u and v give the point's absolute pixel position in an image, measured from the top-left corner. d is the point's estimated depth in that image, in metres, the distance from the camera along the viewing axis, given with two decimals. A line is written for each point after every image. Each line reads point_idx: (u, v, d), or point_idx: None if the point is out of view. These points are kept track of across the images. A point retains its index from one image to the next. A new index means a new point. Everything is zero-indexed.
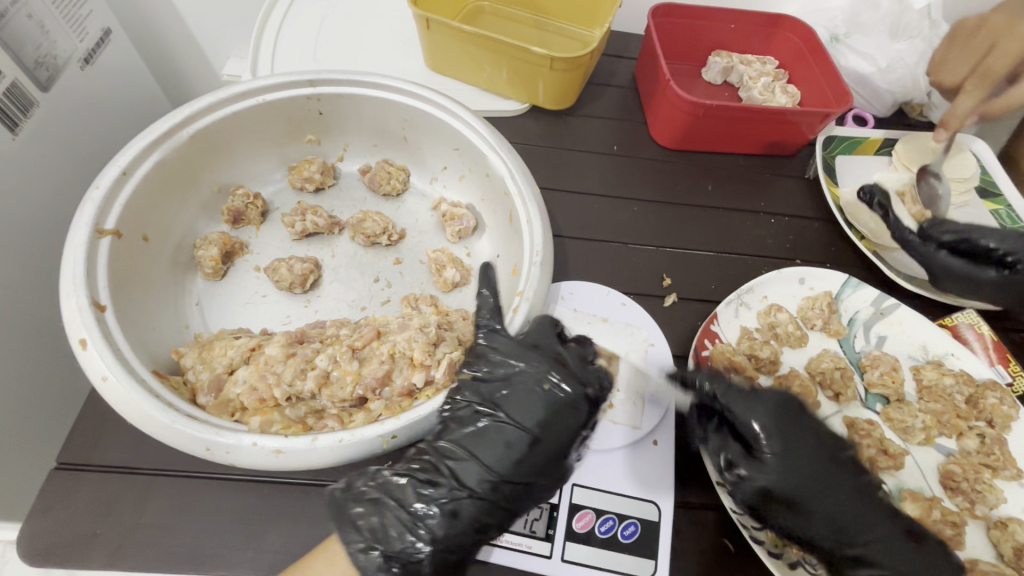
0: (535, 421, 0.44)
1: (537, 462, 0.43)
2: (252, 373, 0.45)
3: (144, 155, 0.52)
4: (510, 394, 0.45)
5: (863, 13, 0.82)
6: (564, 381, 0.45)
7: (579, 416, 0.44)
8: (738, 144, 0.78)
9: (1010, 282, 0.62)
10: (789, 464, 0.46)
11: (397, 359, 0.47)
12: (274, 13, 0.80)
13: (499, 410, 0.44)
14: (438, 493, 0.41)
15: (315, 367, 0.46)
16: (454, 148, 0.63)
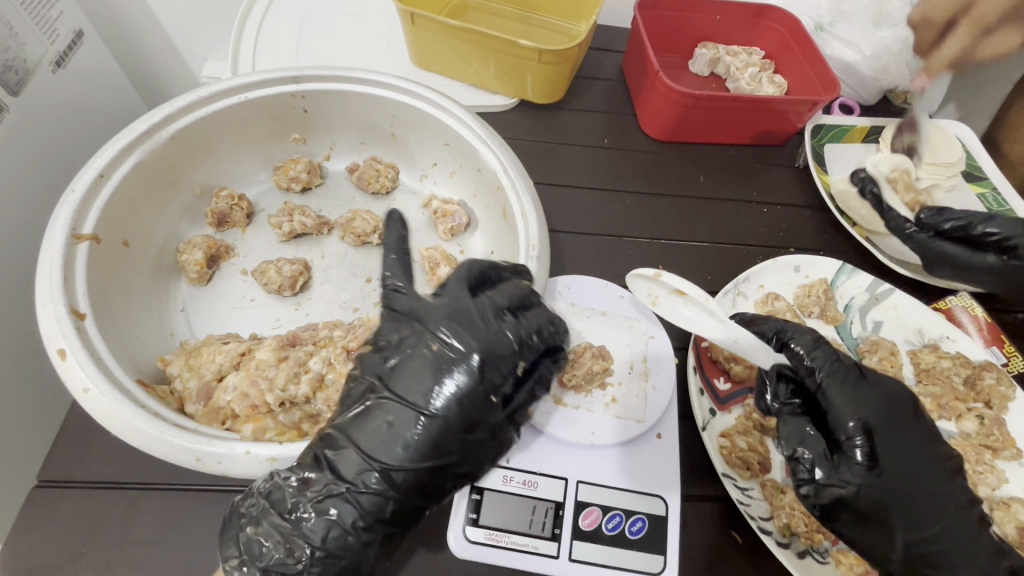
0: (423, 384, 0.39)
1: (430, 428, 0.38)
2: (242, 379, 0.43)
3: (121, 156, 0.50)
4: (403, 359, 0.41)
5: (846, 2, 0.82)
6: (453, 345, 0.40)
7: (471, 381, 0.39)
8: (728, 135, 0.78)
9: (1008, 268, 0.60)
10: (891, 436, 0.45)
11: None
12: (253, 12, 0.79)
13: (385, 387, 0.40)
14: (313, 490, 0.37)
15: (309, 371, 0.44)
16: (444, 143, 0.62)
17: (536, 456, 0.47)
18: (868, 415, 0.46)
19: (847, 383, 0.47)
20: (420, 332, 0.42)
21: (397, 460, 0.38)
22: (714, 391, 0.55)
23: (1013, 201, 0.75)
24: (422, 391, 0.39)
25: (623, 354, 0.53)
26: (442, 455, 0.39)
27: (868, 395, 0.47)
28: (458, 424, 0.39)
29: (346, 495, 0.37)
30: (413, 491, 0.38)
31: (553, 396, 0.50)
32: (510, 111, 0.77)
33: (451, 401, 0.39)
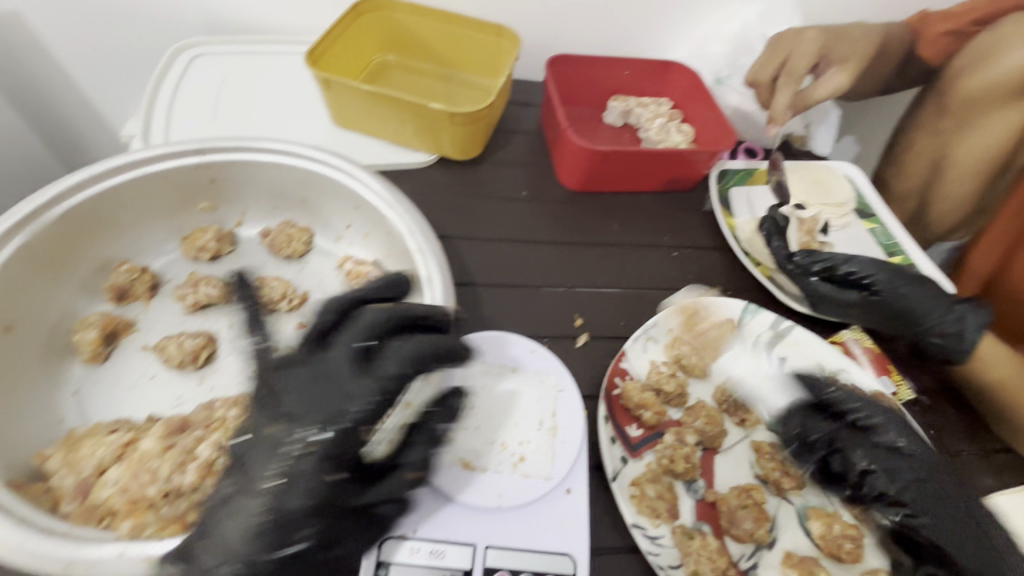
0: (308, 420, 0.43)
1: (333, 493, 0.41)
2: (124, 472, 0.42)
3: (7, 239, 0.49)
4: (295, 399, 0.44)
5: (743, 58, 0.91)
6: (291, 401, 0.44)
7: (355, 417, 0.43)
8: (640, 183, 0.82)
9: (869, 302, 0.68)
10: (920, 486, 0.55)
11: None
12: (168, 79, 0.80)
13: (283, 420, 0.44)
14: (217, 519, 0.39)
15: (197, 458, 0.43)
16: (355, 207, 0.63)
17: (445, 523, 0.47)
18: (903, 436, 0.58)
19: (889, 416, 0.59)
20: (337, 397, 0.44)
21: (287, 502, 0.40)
22: (626, 438, 0.57)
23: (898, 235, 0.82)
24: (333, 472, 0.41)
25: (533, 410, 0.54)
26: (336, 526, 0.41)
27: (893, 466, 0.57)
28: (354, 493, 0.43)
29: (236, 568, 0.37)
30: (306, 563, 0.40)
31: (462, 460, 0.50)
32: (431, 167, 0.80)
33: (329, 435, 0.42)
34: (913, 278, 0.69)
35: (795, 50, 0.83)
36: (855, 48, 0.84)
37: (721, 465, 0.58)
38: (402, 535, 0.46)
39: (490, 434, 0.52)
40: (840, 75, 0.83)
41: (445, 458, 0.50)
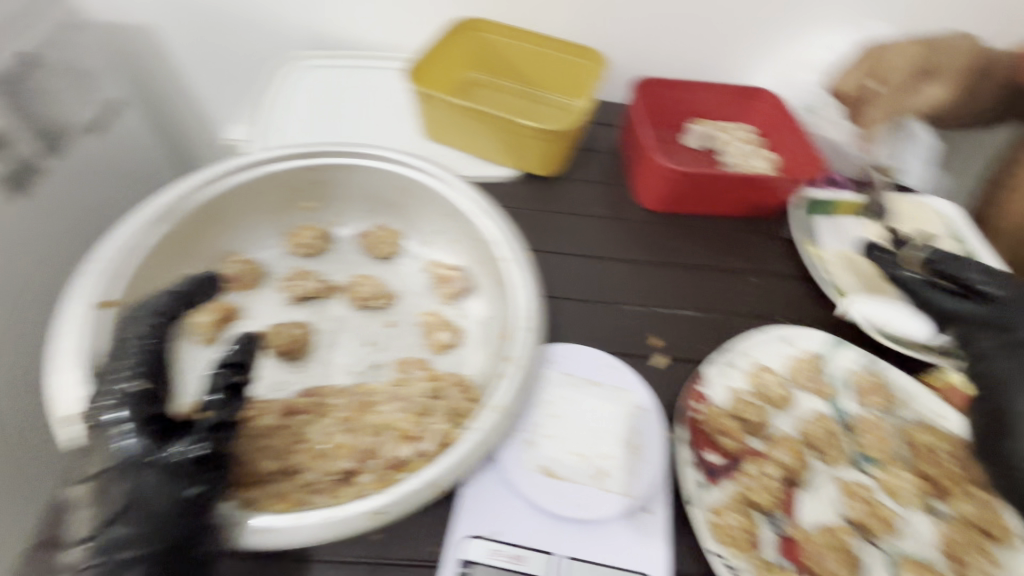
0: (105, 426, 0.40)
1: (127, 492, 0.39)
2: (244, 446, 0.46)
3: (148, 229, 0.55)
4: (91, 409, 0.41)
5: (831, 86, 0.89)
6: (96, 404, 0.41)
7: (135, 409, 0.41)
8: (720, 207, 0.81)
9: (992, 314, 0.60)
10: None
11: (387, 431, 0.48)
12: (274, 87, 0.86)
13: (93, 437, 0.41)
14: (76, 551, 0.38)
15: (308, 440, 0.47)
16: (446, 214, 0.65)
17: (527, 530, 0.48)
18: None
19: None
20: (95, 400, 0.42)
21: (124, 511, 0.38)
22: (706, 464, 0.56)
23: None
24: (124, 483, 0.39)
25: (614, 426, 0.53)
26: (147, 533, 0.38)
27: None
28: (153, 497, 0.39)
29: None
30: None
31: (545, 468, 0.50)
32: (512, 181, 0.82)
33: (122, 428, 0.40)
34: None
35: (890, 59, 0.81)
36: (957, 57, 0.80)
37: (805, 501, 0.56)
38: (485, 537, 0.47)
39: (575, 446, 0.52)
40: (934, 89, 0.81)
41: (528, 463, 0.50)
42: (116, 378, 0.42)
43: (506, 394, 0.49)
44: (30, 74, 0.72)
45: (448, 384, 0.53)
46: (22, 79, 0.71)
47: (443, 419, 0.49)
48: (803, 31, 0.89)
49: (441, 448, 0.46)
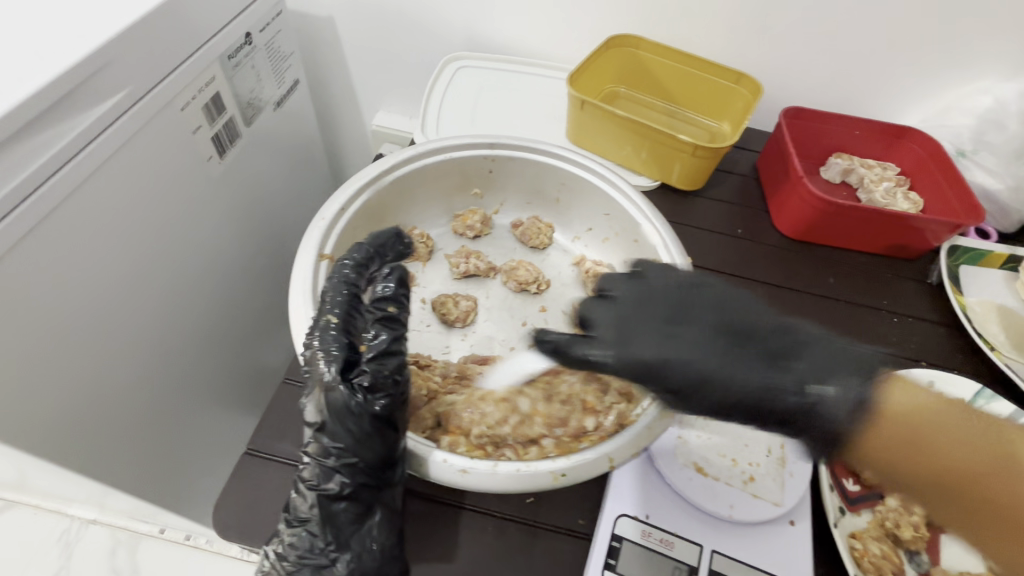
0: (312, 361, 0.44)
1: (323, 420, 0.43)
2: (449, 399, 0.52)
3: (357, 194, 0.61)
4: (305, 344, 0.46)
5: (989, 133, 0.86)
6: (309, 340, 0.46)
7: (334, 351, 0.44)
8: (863, 242, 0.81)
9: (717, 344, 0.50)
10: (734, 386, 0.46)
11: (574, 401, 0.53)
12: (440, 81, 0.94)
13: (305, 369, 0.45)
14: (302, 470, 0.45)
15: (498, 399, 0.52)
16: (603, 213, 0.70)
17: (675, 518, 0.50)
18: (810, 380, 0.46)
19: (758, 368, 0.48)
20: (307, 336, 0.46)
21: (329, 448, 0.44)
22: (844, 490, 0.57)
23: None
24: (320, 410, 0.43)
25: (761, 437, 0.55)
26: (347, 452, 0.44)
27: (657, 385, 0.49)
28: (345, 428, 0.43)
29: (311, 516, 0.45)
30: (363, 500, 0.45)
31: (695, 464, 0.53)
32: (651, 192, 0.85)
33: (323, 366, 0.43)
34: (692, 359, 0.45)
35: None
36: None
37: (947, 546, 0.55)
38: (635, 517, 0.50)
39: (723, 445, 0.54)
40: None
41: (679, 457, 0.53)
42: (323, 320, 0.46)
43: None
44: (248, 53, 0.83)
45: None
46: (242, 57, 0.82)
47: (620, 399, 0.54)
48: (967, 75, 0.88)
49: (617, 426, 0.51)
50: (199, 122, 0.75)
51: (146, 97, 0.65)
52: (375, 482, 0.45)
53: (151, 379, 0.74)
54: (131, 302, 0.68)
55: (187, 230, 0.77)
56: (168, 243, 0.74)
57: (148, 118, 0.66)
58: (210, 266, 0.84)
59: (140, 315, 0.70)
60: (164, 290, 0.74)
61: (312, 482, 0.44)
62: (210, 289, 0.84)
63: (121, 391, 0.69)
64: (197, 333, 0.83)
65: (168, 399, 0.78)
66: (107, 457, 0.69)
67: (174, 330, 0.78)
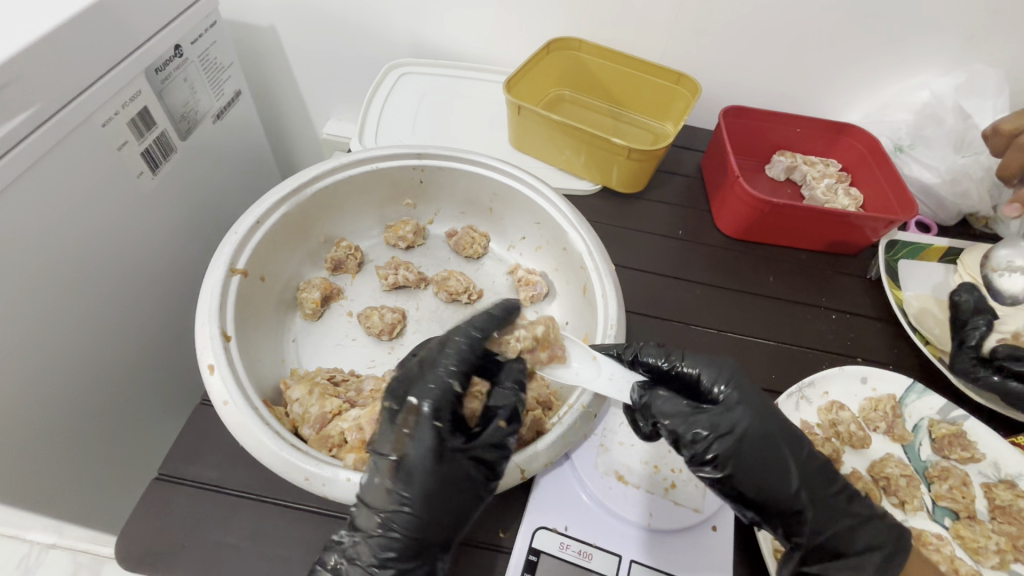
0: (415, 389, 0.46)
1: (391, 442, 0.44)
2: (362, 413, 0.50)
3: (275, 207, 0.60)
4: (406, 375, 0.47)
5: (927, 128, 0.87)
6: (412, 382, 0.46)
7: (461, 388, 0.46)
8: (801, 240, 0.81)
9: (721, 413, 0.46)
10: (752, 445, 0.45)
11: None
12: (381, 88, 0.93)
13: (401, 397, 0.46)
14: (376, 500, 0.42)
15: None
16: (535, 222, 0.69)
17: (595, 529, 0.50)
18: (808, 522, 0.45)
19: (764, 456, 0.45)
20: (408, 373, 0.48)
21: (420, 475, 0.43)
22: None
23: None
24: (390, 433, 0.45)
25: None
26: (421, 470, 0.43)
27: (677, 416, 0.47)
28: (429, 439, 0.44)
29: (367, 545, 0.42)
30: (418, 527, 0.42)
31: (616, 472, 0.53)
32: (592, 195, 0.85)
33: (432, 392, 0.45)
34: (773, 433, 0.46)
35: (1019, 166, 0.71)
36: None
37: None
38: (554, 530, 0.50)
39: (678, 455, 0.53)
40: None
41: (600, 467, 0.53)
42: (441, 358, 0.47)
43: (589, 395, 0.52)
44: (179, 65, 0.82)
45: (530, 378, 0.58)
46: (172, 69, 0.80)
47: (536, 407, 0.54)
48: (903, 72, 0.88)
49: (534, 435, 0.52)
50: (126, 137, 0.73)
51: (64, 113, 0.62)
52: (434, 502, 0.42)
53: (87, 401, 0.73)
54: (60, 324, 0.66)
55: (116, 248, 0.74)
56: (101, 263, 0.72)
57: (67, 135, 0.64)
58: (150, 284, 0.82)
59: (71, 337, 0.68)
60: (96, 309, 0.72)
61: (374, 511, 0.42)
62: (149, 306, 0.82)
63: (52, 416, 0.67)
64: (136, 352, 0.81)
65: (105, 420, 0.77)
66: (36, 484, 0.67)
67: (110, 351, 0.76)
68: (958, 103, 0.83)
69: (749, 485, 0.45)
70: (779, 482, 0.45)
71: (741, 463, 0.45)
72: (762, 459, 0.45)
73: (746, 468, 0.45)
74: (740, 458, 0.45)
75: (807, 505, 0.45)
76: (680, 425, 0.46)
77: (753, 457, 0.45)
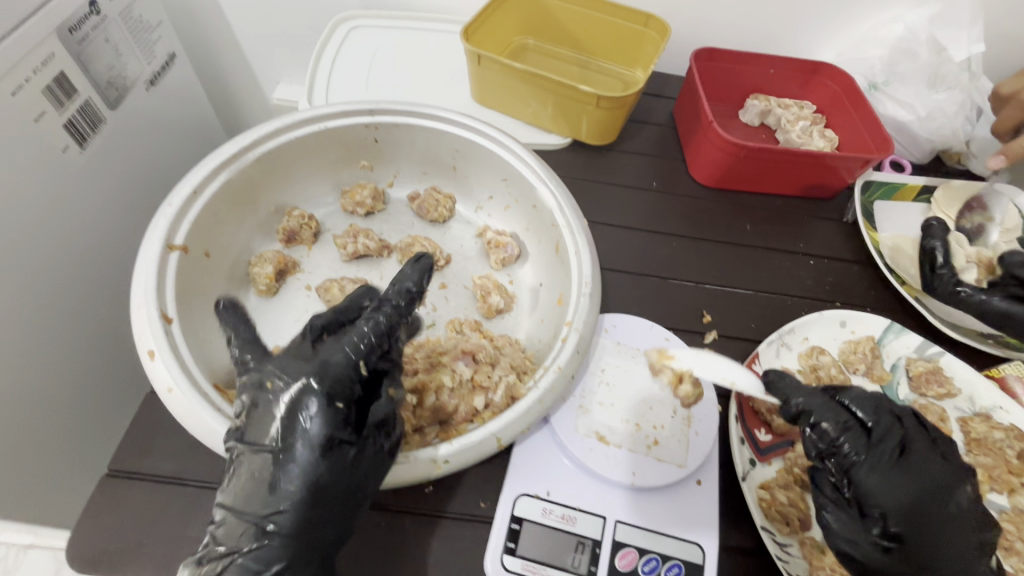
0: (297, 371, 0.41)
1: (265, 434, 0.39)
2: None
3: (213, 174, 0.54)
4: (294, 359, 0.42)
5: (901, 63, 0.84)
6: (298, 369, 0.41)
7: (347, 371, 0.42)
8: (777, 185, 0.79)
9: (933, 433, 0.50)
10: (927, 502, 0.46)
11: (461, 383, 0.50)
12: (330, 44, 0.86)
13: (279, 384, 0.41)
14: (251, 495, 0.38)
15: None
16: (502, 178, 0.65)
17: (577, 492, 0.49)
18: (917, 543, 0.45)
19: (932, 471, 0.47)
20: (291, 359, 0.42)
21: (299, 465, 0.39)
22: (755, 441, 0.54)
23: None
24: (263, 421, 0.40)
25: (666, 400, 0.54)
26: (302, 461, 0.39)
27: (898, 469, 0.47)
28: (322, 432, 0.40)
29: (234, 555, 0.38)
30: (302, 528, 0.38)
31: (597, 433, 0.51)
32: (562, 149, 0.81)
33: (320, 374, 0.41)
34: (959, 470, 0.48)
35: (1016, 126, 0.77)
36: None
37: None
38: (536, 496, 0.48)
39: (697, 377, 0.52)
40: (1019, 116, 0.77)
41: (580, 429, 0.51)
42: (336, 343, 0.43)
43: (566, 355, 0.49)
44: (97, 24, 0.72)
45: (504, 343, 0.56)
46: (90, 29, 0.71)
47: (508, 372, 0.51)
48: (878, 4, 0.85)
49: (507, 402, 0.48)
50: (41, 106, 0.63)
51: None
52: (320, 492, 0.39)
53: (62, 404, 0.68)
54: (6, 326, 0.60)
55: (57, 241, 0.66)
56: (43, 255, 0.65)
57: None
58: (107, 273, 0.76)
59: (26, 338, 0.63)
60: (50, 305, 0.66)
61: (242, 516, 0.38)
62: (113, 298, 0.77)
63: (20, 424, 0.62)
64: (105, 348, 0.76)
65: (86, 421, 0.73)
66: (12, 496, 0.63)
67: (76, 350, 0.70)
68: (934, 35, 0.80)
69: (888, 492, 0.46)
70: (927, 489, 0.46)
71: (911, 467, 0.47)
72: (926, 474, 0.47)
73: (911, 475, 0.47)
74: (906, 515, 0.46)
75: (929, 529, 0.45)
76: (897, 426, 0.49)
77: (928, 468, 0.47)
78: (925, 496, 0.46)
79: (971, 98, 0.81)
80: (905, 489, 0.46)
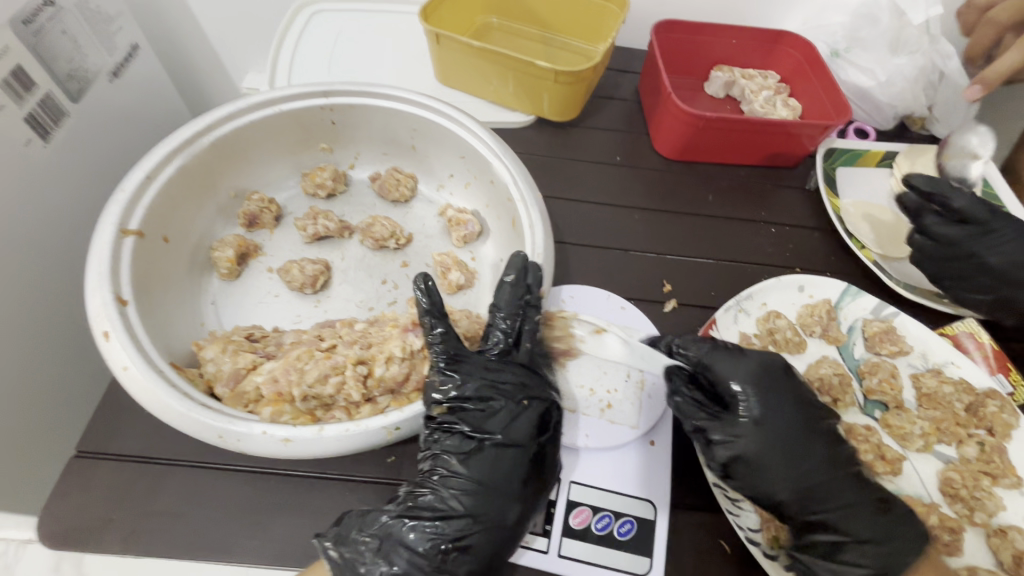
0: (502, 387, 0.47)
1: (509, 425, 0.45)
2: (279, 367, 0.48)
3: (167, 160, 0.55)
4: (490, 380, 0.47)
5: (863, 29, 0.84)
6: (520, 386, 0.47)
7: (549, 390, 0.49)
8: (738, 156, 0.80)
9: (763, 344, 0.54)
10: (771, 399, 0.48)
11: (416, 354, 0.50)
12: (292, 29, 0.85)
13: (474, 400, 0.46)
14: (448, 492, 0.43)
15: (337, 373, 0.48)
16: (460, 156, 0.66)
17: None
18: (767, 427, 0.47)
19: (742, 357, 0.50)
20: (492, 377, 0.47)
21: (496, 470, 0.44)
22: None
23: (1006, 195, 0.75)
24: (472, 428, 0.45)
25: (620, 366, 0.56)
26: (498, 463, 0.44)
27: (730, 359, 0.50)
28: (522, 444, 0.45)
29: (418, 545, 0.40)
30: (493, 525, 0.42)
31: None
32: (526, 127, 0.81)
33: (523, 393, 0.47)
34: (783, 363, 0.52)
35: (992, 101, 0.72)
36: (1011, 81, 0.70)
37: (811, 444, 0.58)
38: None
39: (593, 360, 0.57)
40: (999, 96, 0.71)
41: None
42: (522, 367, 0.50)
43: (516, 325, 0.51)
44: (52, 16, 0.71)
45: (461, 316, 0.57)
46: (45, 21, 0.70)
47: None
48: None
49: None
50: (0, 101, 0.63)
51: None
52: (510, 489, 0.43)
53: (38, 396, 0.69)
54: None
55: (22, 236, 0.67)
56: (6, 251, 0.65)
57: None
58: (75, 266, 0.76)
59: None
60: (19, 298, 0.67)
61: (491, 492, 0.43)
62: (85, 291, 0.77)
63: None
64: (79, 339, 0.76)
65: (68, 411, 0.73)
66: None
67: (49, 342, 0.71)
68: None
69: (731, 378, 0.49)
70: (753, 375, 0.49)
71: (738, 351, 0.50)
72: (734, 350, 0.50)
73: (739, 366, 0.49)
74: (757, 400, 0.48)
75: (779, 409, 0.48)
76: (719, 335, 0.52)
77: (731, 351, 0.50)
78: (753, 378, 0.49)
79: (932, 62, 0.82)
80: (743, 378, 0.49)
